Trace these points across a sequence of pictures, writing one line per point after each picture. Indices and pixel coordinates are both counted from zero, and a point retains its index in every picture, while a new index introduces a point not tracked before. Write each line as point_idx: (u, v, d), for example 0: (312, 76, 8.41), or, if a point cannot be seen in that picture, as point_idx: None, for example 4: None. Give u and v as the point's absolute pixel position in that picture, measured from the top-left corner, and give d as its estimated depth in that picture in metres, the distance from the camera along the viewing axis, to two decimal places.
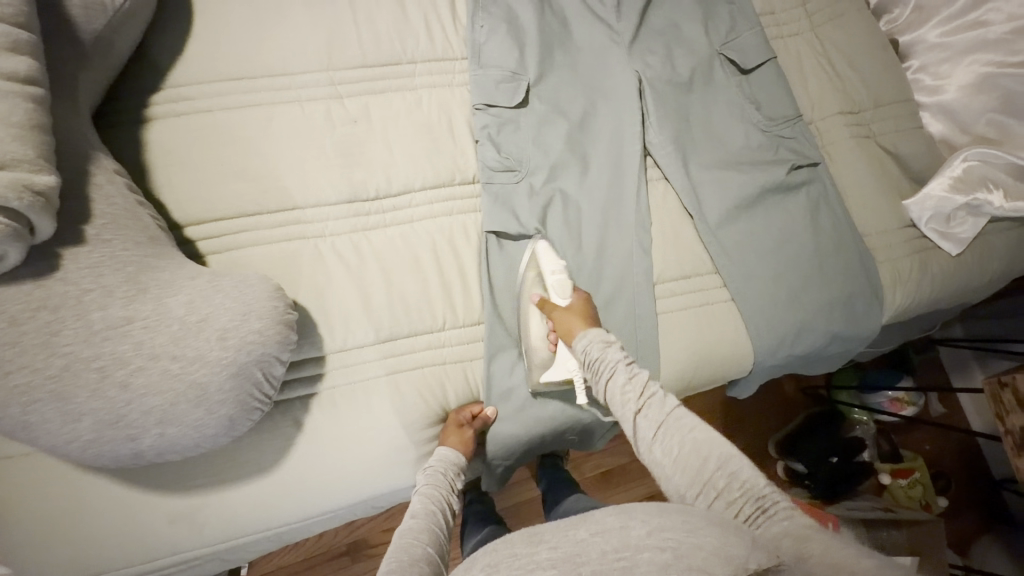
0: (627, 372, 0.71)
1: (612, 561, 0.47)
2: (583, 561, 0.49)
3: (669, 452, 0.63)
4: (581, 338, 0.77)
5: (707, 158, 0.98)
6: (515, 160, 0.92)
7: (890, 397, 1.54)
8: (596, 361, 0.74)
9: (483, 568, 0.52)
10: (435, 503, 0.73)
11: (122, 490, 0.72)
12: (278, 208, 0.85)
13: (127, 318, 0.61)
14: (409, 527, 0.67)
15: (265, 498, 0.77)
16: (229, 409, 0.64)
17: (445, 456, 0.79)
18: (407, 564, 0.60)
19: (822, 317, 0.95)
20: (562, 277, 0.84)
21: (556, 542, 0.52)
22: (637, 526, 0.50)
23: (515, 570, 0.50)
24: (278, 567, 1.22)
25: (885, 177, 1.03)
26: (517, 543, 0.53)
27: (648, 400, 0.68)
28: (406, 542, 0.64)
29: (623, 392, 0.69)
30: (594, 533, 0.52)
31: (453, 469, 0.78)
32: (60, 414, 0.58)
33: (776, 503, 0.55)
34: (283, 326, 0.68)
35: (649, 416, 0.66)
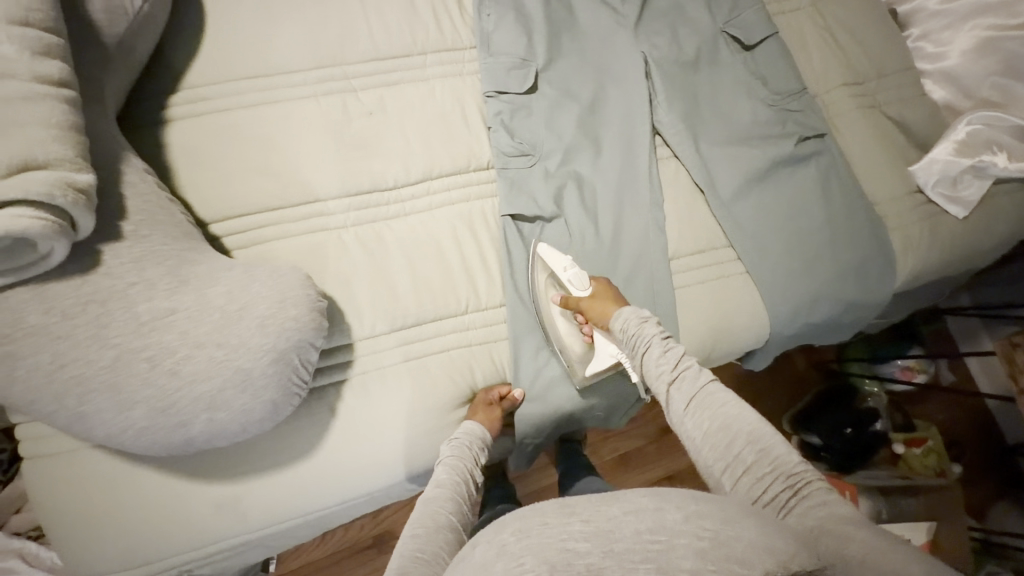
0: (662, 345, 0.72)
1: (647, 541, 0.47)
2: (617, 536, 0.48)
3: (700, 426, 0.64)
4: (618, 318, 0.78)
5: (716, 133, 1.00)
6: (528, 144, 0.94)
7: (902, 365, 1.56)
8: (632, 337, 0.75)
9: (513, 533, 0.51)
10: (460, 472, 0.73)
11: (166, 480, 0.75)
12: (301, 202, 0.86)
13: (171, 309, 0.63)
14: (437, 493, 0.68)
15: (307, 482, 0.79)
16: (273, 392, 0.66)
17: (469, 431, 0.80)
18: (433, 531, 0.62)
19: (836, 284, 0.96)
20: (578, 271, 0.86)
21: (588, 515, 0.51)
22: (672, 510, 0.50)
23: (547, 538, 0.49)
24: (308, 561, 1.24)
25: (891, 144, 1.04)
26: (549, 512, 0.52)
27: (682, 373, 0.68)
28: (432, 509, 0.66)
29: (659, 364, 0.70)
30: (627, 511, 0.51)
31: (477, 442, 0.79)
32: (114, 403, 0.60)
33: (809, 485, 0.57)
34: (316, 314, 0.70)
35: (681, 389, 0.67)
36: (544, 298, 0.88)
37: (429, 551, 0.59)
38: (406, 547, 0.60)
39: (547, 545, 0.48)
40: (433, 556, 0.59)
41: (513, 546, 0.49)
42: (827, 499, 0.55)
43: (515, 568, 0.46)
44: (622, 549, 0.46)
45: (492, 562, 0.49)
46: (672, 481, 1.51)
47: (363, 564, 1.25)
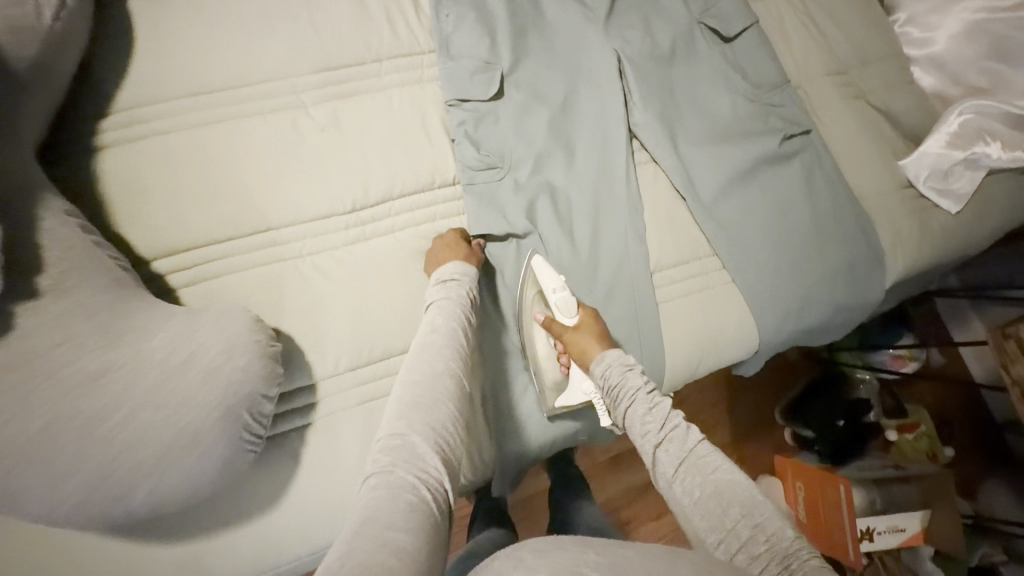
0: (649, 400, 0.67)
1: None
2: (630, 573, 0.48)
3: (689, 492, 0.59)
4: (600, 363, 0.75)
5: (697, 134, 0.94)
6: (495, 155, 0.87)
7: (893, 354, 1.54)
8: (615, 387, 0.72)
9: (531, 550, 0.50)
10: (453, 314, 0.69)
11: (118, 544, 0.69)
12: (251, 231, 0.80)
13: (102, 371, 0.57)
14: (432, 332, 0.66)
15: (274, 531, 0.74)
16: (222, 451, 0.61)
17: (462, 271, 0.75)
18: (428, 379, 0.60)
19: (825, 289, 0.92)
20: (566, 295, 0.81)
21: (603, 549, 0.51)
22: (684, 563, 0.49)
23: (565, 556, 0.49)
24: None
25: (879, 137, 0.99)
26: (566, 541, 0.52)
27: (669, 435, 0.64)
28: (426, 355, 0.63)
29: (644, 421, 0.65)
30: (642, 556, 0.51)
31: (470, 280, 0.75)
32: (43, 480, 0.54)
33: (803, 565, 0.51)
34: (268, 361, 0.64)
35: (670, 450, 0.62)
36: (528, 313, 0.84)
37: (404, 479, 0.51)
38: (405, 396, 0.59)
39: (564, 562, 0.48)
40: (427, 419, 0.56)
41: (531, 560, 0.48)
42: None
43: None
44: None
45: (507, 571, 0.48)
46: None
47: None
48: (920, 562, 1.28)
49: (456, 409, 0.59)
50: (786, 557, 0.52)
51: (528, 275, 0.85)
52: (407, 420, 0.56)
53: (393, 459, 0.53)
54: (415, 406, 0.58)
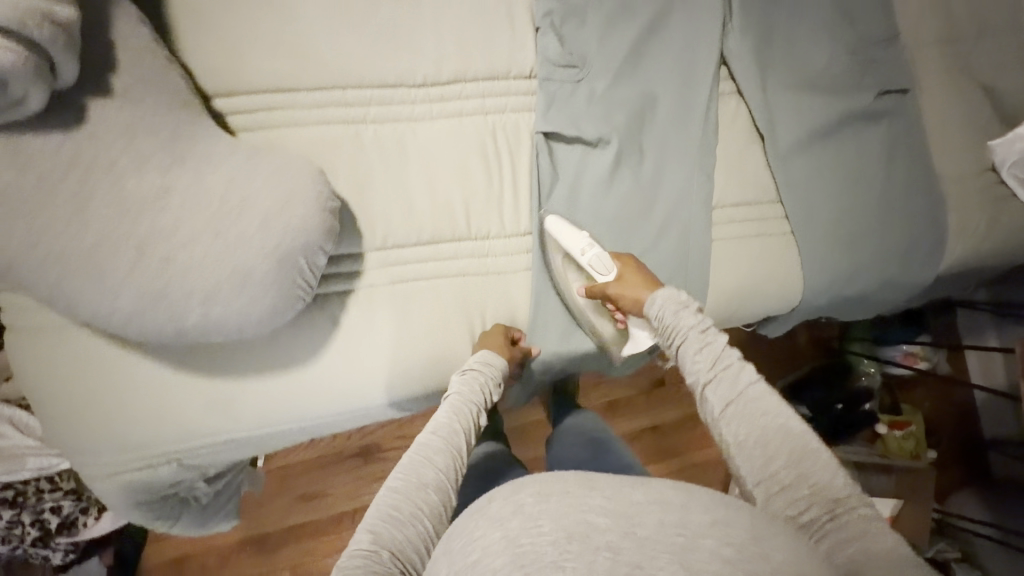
0: (700, 337, 0.64)
1: (671, 534, 0.45)
2: (639, 521, 0.46)
3: (736, 434, 0.58)
4: (652, 305, 0.70)
5: (789, 73, 0.88)
6: (578, 56, 0.82)
7: (905, 350, 1.57)
8: (667, 328, 0.68)
9: (532, 495, 0.49)
10: (462, 420, 0.64)
11: (161, 371, 0.72)
12: (317, 87, 0.77)
13: (166, 186, 0.55)
14: (432, 439, 0.61)
15: (302, 388, 0.75)
16: (274, 295, 0.60)
17: (485, 360, 0.72)
18: (419, 486, 0.56)
19: (879, 260, 0.90)
20: (598, 253, 0.75)
21: (609, 492, 0.49)
22: (697, 511, 0.48)
23: (569, 507, 0.47)
24: (295, 463, 1.38)
25: (975, 113, 0.93)
26: (569, 483, 0.50)
27: (721, 373, 0.62)
28: (419, 460, 0.59)
29: (694, 362, 0.64)
30: (652, 500, 0.49)
31: (490, 378, 0.70)
32: (97, 286, 0.53)
33: (849, 513, 0.51)
34: (327, 216, 0.63)
35: (718, 391, 0.61)
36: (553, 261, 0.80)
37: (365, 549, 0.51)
38: (380, 501, 0.56)
39: (566, 514, 0.46)
40: (395, 535, 0.52)
41: (532, 508, 0.47)
42: (867, 529, 0.50)
43: (532, 530, 0.45)
44: (644, 536, 0.45)
45: (507, 519, 0.47)
46: (656, 433, 1.54)
47: (345, 472, 1.39)
48: None
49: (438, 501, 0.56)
50: (831, 506, 0.52)
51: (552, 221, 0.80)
52: (392, 496, 0.55)
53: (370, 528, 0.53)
54: (400, 490, 0.56)
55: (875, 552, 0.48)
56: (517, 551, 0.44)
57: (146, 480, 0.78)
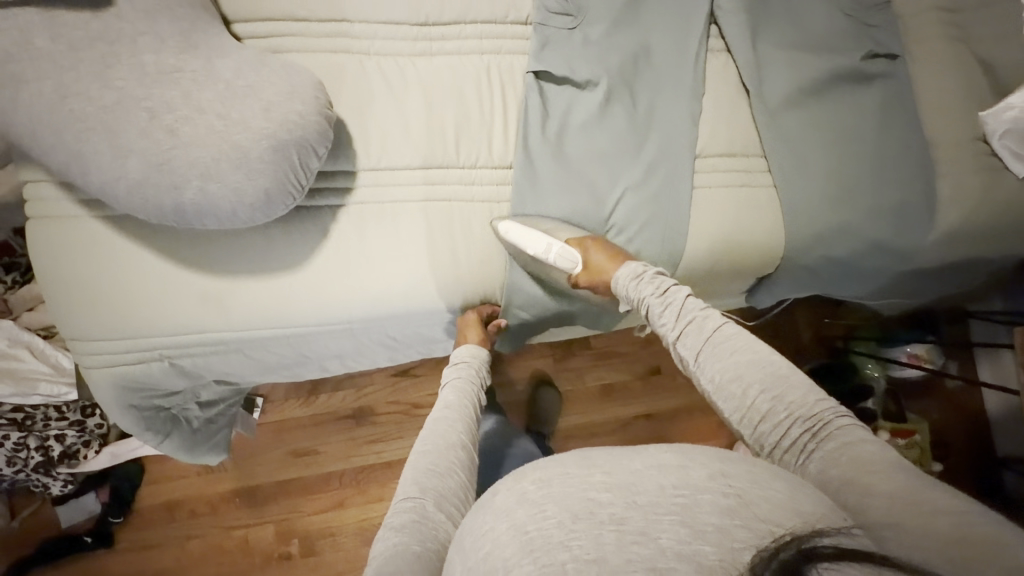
0: (660, 301, 0.71)
1: (671, 495, 0.46)
2: (640, 490, 0.47)
3: (711, 379, 0.62)
4: (619, 284, 0.77)
5: (778, 33, 0.92)
6: (573, 5, 0.87)
7: (910, 352, 1.50)
8: (635, 299, 0.74)
9: (533, 482, 0.50)
10: (468, 397, 0.78)
11: (160, 263, 0.78)
12: (326, 16, 0.82)
13: (177, 67, 0.62)
14: (449, 415, 0.74)
15: (294, 294, 0.80)
16: (266, 180, 0.65)
17: (473, 352, 0.84)
18: (447, 448, 0.68)
19: (865, 220, 0.91)
20: (562, 253, 0.80)
21: (610, 467, 0.50)
22: (695, 467, 0.50)
23: (570, 487, 0.48)
24: (289, 419, 1.41)
25: (968, 82, 0.94)
26: (569, 464, 0.51)
27: (686, 327, 0.67)
28: (441, 428, 0.71)
29: (661, 322, 0.69)
30: (651, 466, 0.50)
31: (483, 365, 0.84)
32: (109, 148, 0.60)
33: (827, 426, 0.54)
34: (322, 119, 0.69)
35: (688, 343, 0.66)
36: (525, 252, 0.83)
37: (415, 502, 0.61)
38: (419, 463, 0.67)
39: (570, 493, 0.47)
40: (435, 487, 0.63)
41: (535, 495, 0.48)
42: (851, 441, 0.53)
43: (537, 515, 0.46)
44: (646, 503, 0.46)
45: (513, 509, 0.48)
46: (650, 420, 1.53)
47: (337, 433, 1.41)
48: None
49: (460, 458, 0.68)
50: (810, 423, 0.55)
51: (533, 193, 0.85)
52: (426, 461, 0.67)
53: (414, 489, 0.63)
54: (431, 454, 0.68)
55: (859, 460, 0.50)
56: (524, 537, 0.45)
57: (141, 375, 0.83)
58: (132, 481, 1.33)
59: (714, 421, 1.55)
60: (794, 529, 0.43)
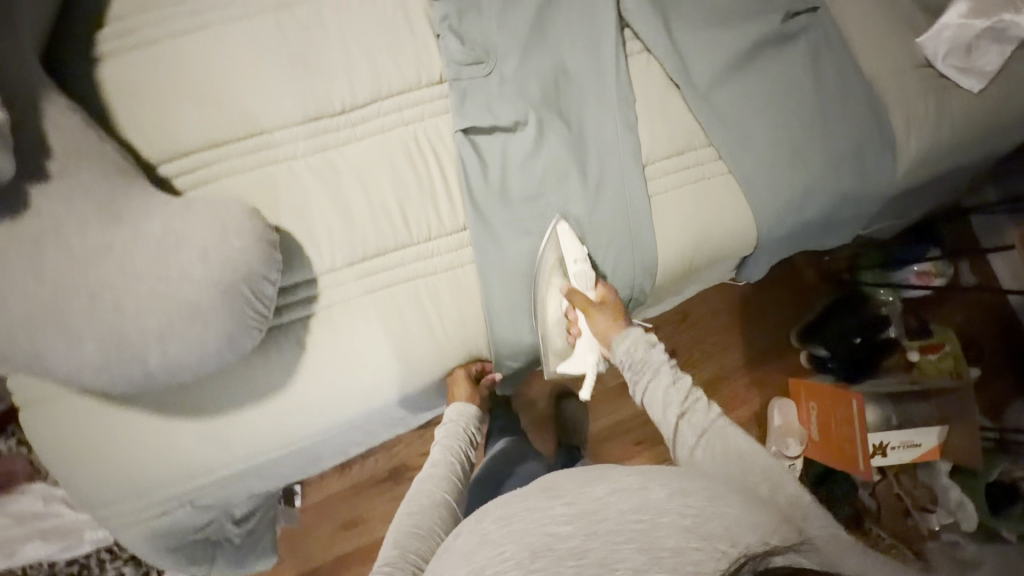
0: (670, 375, 0.76)
1: (630, 521, 0.57)
2: (600, 518, 0.58)
3: (709, 456, 0.67)
4: (626, 338, 0.82)
5: (693, 15, 0.89)
6: (481, 49, 0.86)
7: (917, 270, 1.47)
8: (638, 361, 0.79)
9: (496, 522, 0.63)
10: (454, 455, 0.85)
11: (151, 418, 0.78)
12: (246, 133, 0.82)
13: (109, 244, 0.62)
14: (435, 475, 0.82)
15: (288, 407, 0.81)
16: (225, 323, 0.65)
17: (461, 411, 0.88)
18: (429, 508, 0.77)
19: (829, 177, 0.88)
20: (586, 267, 0.84)
21: (571, 498, 0.61)
22: (656, 489, 0.60)
23: (533, 523, 0.60)
24: (329, 494, 1.42)
25: (896, 10, 0.92)
26: (535, 499, 0.63)
27: (691, 407, 0.73)
28: (427, 488, 0.79)
29: (668, 394, 0.74)
30: (611, 493, 0.61)
31: (471, 423, 0.89)
32: (63, 341, 0.60)
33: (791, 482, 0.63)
34: (264, 245, 0.69)
35: (691, 421, 0.71)
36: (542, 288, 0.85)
37: (393, 560, 0.70)
38: (403, 523, 0.75)
39: (533, 529, 0.59)
40: (418, 546, 0.72)
41: (497, 533, 0.61)
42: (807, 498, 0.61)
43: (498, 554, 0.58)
44: (604, 530, 0.57)
45: (480, 546, 0.61)
46: None
47: (379, 495, 1.43)
48: (936, 478, 1.33)
49: (440, 516, 0.77)
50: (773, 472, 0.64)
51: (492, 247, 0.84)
52: (408, 520, 0.75)
53: (397, 547, 0.72)
54: (413, 513, 0.76)
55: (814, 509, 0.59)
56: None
57: (166, 524, 0.84)
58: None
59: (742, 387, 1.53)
60: (747, 546, 0.54)
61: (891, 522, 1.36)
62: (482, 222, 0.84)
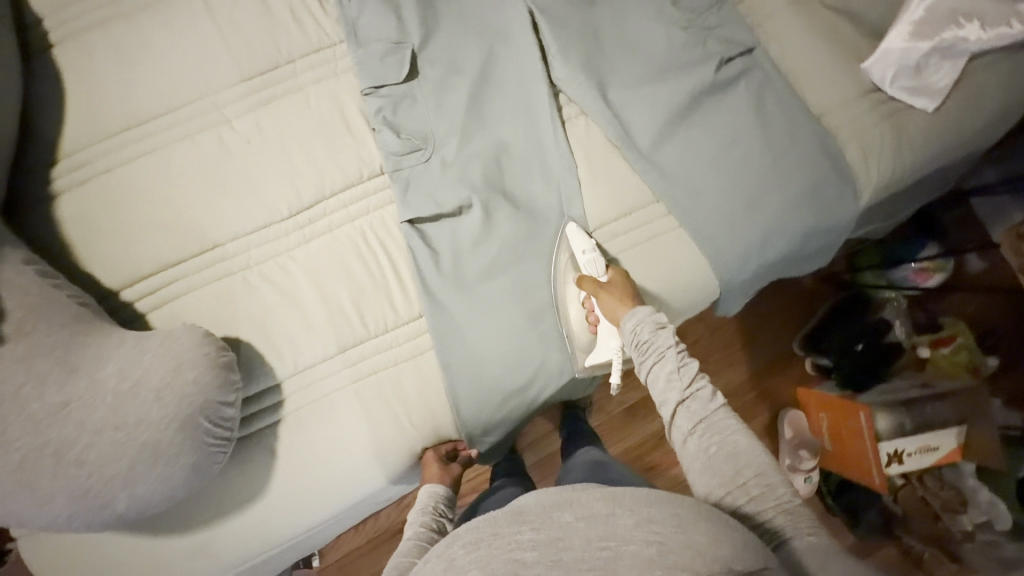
0: (677, 360, 0.70)
1: (597, 549, 0.50)
2: (565, 545, 0.51)
3: (704, 447, 0.64)
4: (632, 317, 0.76)
5: (628, 74, 0.88)
6: (418, 137, 0.86)
7: (916, 268, 1.36)
8: (644, 342, 0.73)
9: (462, 547, 0.55)
10: (429, 525, 0.76)
11: (135, 541, 0.79)
12: (199, 250, 0.84)
13: (67, 400, 0.64)
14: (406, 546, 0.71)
15: (268, 510, 0.82)
16: (188, 457, 0.67)
17: (433, 491, 0.83)
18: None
19: (786, 218, 0.86)
20: (595, 254, 0.83)
21: (539, 523, 0.53)
22: (624, 515, 0.52)
23: (496, 550, 0.52)
24: (348, 550, 1.37)
25: (836, 41, 0.90)
26: (500, 523, 0.55)
27: (694, 391, 0.68)
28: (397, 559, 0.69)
29: (670, 378, 0.69)
30: (580, 517, 0.53)
31: (441, 501, 0.82)
32: (33, 499, 0.63)
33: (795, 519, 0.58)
34: (219, 370, 0.70)
35: (691, 409, 0.67)
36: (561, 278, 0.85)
37: None
38: None
39: (496, 557, 0.52)
40: None
41: (461, 560, 0.53)
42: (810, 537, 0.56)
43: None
44: (570, 560, 0.49)
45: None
46: None
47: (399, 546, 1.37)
48: (963, 478, 1.22)
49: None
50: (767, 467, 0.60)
51: (449, 330, 0.84)
52: None
53: None
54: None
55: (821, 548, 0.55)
56: None
57: None
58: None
59: (749, 403, 1.43)
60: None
61: (922, 526, 1.25)
62: (436, 306, 0.84)
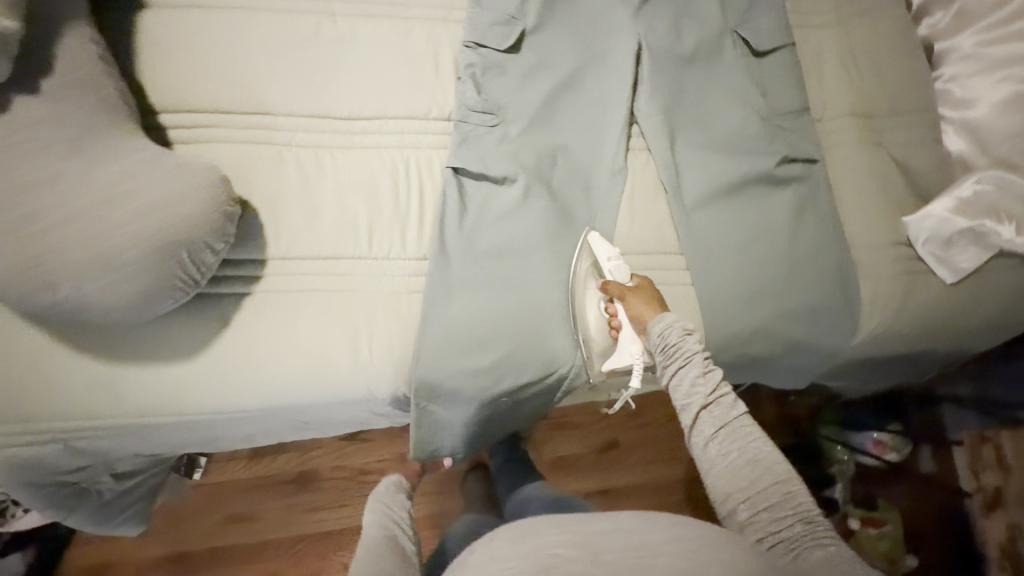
0: (702, 366, 0.70)
1: (631, 556, 0.52)
2: (600, 547, 0.53)
3: (724, 453, 0.65)
4: (658, 321, 0.76)
5: (697, 135, 0.93)
6: (494, 104, 0.90)
7: (876, 439, 1.34)
8: (671, 347, 0.73)
9: (506, 539, 0.58)
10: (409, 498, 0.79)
11: (54, 347, 0.76)
12: (250, 110, 0.85)
13: (66, 173, 0.64)
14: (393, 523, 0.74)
15: (195, 376, 0.79)
16: (145, 281, 0.65)
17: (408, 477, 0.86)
18: None
19: (785, 321, 0.89)
20: (620, 264, 0.85)
21: (575, 527, 0.57)
22: (657, 532, 0.55)
23: (538, 545, 0.55)
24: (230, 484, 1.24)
25: (886, 188, 0.96)
26: (540, 526, 0.58)
27: (717, 400, 0.68)
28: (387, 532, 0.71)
29: (694, 384, 0.69)
30: (615, 527, 0.56)
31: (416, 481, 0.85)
32: None
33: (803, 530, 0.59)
34: (219, 217, 0.70)
35: (715, 413, 0.68)
36: (580, 283, 0.86)
37: None
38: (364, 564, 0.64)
39: (535, 551, 0.54)
40: None
41: (508, 550, 0.56)
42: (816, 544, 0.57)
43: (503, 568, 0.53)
44: (609, 560, 0.51)
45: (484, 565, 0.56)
46: (609, 496, 1.36)
47: (279, 500, 1.25)
48: None
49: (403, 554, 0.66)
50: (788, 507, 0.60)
51: (443, 282, 0.84)
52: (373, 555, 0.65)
53: None
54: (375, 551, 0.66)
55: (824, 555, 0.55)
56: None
57: (31, 458, 0.79)
58: (60, 541, 1.15)
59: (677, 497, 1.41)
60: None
61: None
62: (440, 256, 0.85)
